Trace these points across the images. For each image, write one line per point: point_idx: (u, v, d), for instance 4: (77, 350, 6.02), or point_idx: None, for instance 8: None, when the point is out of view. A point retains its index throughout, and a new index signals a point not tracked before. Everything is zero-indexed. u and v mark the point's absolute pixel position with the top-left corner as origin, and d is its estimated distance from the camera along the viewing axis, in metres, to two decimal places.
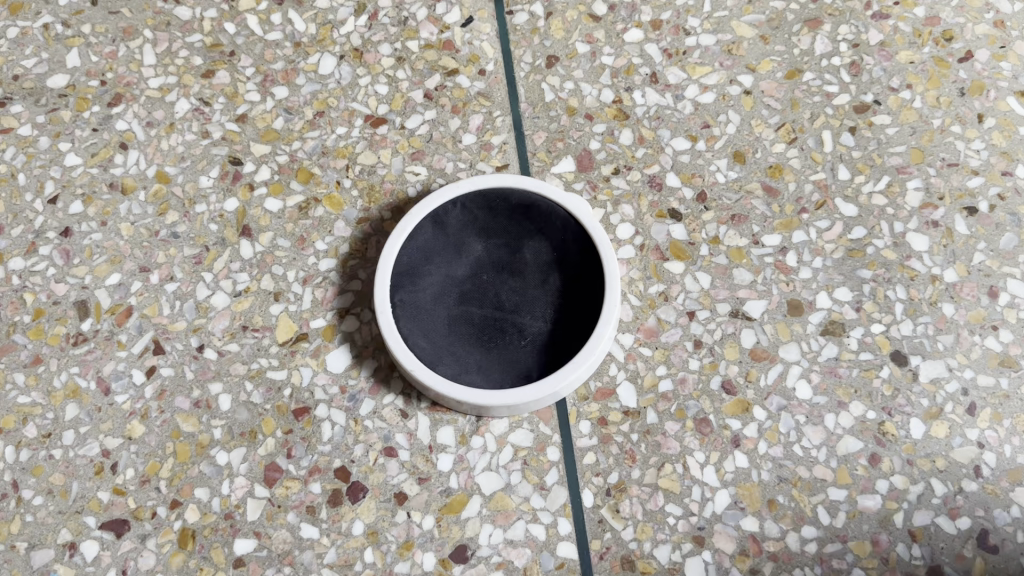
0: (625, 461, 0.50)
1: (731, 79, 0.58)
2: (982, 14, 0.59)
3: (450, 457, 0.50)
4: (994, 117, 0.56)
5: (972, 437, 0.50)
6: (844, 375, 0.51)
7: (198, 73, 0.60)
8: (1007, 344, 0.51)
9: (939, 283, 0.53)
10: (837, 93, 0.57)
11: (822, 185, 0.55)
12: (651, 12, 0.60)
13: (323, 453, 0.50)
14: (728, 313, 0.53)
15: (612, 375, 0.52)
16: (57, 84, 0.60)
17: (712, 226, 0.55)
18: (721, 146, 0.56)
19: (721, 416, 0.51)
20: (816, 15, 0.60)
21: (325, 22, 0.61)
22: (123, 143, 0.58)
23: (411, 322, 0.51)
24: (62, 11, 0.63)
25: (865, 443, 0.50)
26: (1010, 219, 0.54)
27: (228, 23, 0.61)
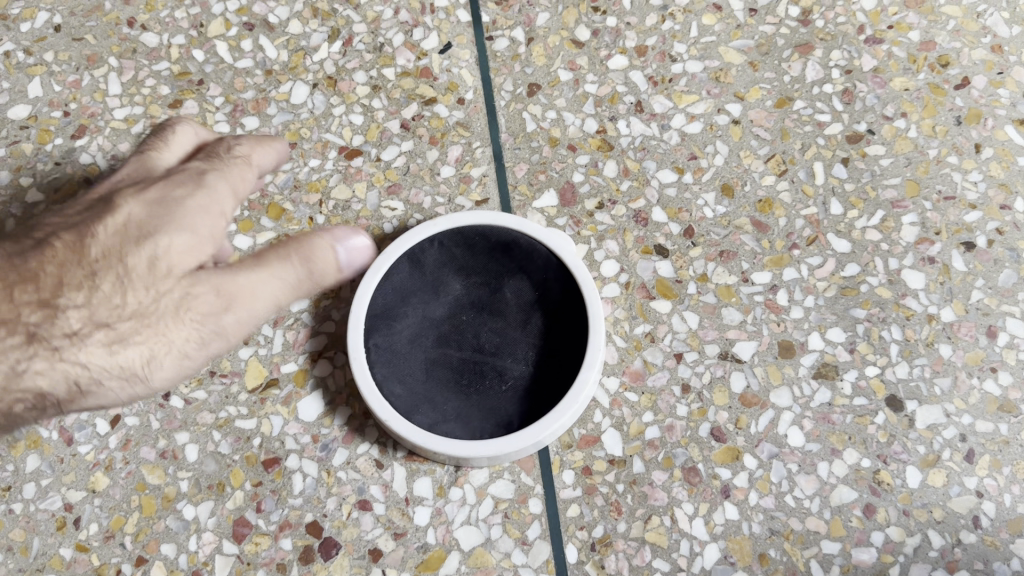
0: (611, 513, 0.48)
1: (719, 107, 0.56)
2: (979, 38, 0.57)
3: (428, 510, 0.48)
4: (992, 147, 0.55)
5: (971, 486, 0.48)
6: (838, 421, 0.49)
7: (165, 103, 0.57)
8: (1006, 388, 0.50)
9: (936, 322, 0.51)
10: (829, 122, 0.55)
11: (814, 220, 0.53)
12: (636, 37, 0.58)
13: (294, 507, 0.49)
14: (717, 355, 0.51)
15: (597, 422, 0.50)
16: (19, 115, 0.58)
17: (700, 262, 0.52)
18: (709, 179, 0.54)
19: (710, 466, 0.49)
20: (807, 40, 0.57)
21: (297, 49, 0.59)
22: (87, 178, 0.56)
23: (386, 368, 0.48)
24: (24, 39, 0.60)
25: (860, 493, 0.48)
26: (1008, 255, 0.52)
27: (196, 50, 0.59)
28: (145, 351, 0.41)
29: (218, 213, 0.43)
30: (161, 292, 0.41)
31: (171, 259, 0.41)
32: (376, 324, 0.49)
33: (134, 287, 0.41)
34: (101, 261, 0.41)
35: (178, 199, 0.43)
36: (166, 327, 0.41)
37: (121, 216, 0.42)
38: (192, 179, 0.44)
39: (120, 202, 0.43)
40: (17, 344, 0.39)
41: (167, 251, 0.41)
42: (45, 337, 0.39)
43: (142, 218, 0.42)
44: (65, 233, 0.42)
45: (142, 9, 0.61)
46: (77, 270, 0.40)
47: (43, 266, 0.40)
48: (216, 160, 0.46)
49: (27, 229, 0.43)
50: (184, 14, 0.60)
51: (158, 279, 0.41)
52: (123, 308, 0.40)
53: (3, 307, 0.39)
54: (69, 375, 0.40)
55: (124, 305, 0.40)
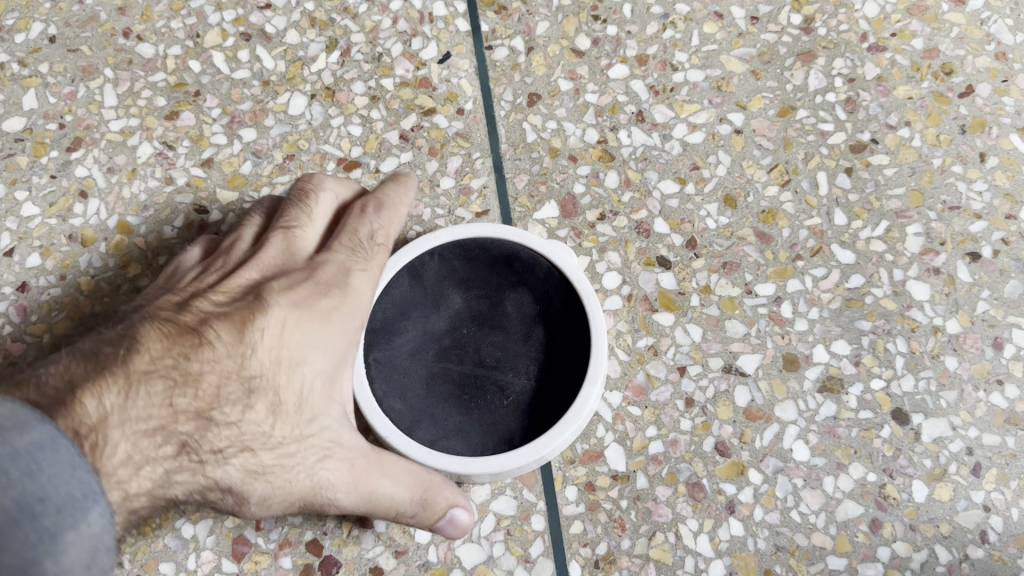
0: (614, 530, 0.48)
1: (721, 117, 0.55)
2: (983, 46, 0.57)
3: (429, 528, 0.48)
4: (997, 156, 0.54)
5: (978, 500, 0.47)
6: (843, 435, 0.49)
7: (161, 115, 0.57)
8: (1012, 400, 0.49)
9: (942, 334, 0.50)
10: (832, 131, 0.55)
11: (818, 231, 0.52)
12: (637, 46, 0.58)
13: (294, 525, 0.48)
14: (721, 369, 0.50)
15: (600, 437, 0.49)
16: (14, 127, 0.58)
17: (703, 274, 0.52)
18: (711, 189, 0.54)
19: (715, 481, 0.48)
20: (810, 48, 0.57)
21: (295, 59, 0.58)
22: (83, 191, 0.55)
23: (385, 383, 0.47)
24: (19, 50, 0.60)
25: (865, 508, 0.47)
26: (1014, 266, 0.52)
27: (193, 60, 0.58)
28: (272, 489, 0.43)
29: (358, 324, 0.46)
30: (305, 434, 0.44)
31: (318, 376, 0.44)
32: (375, 339, 0.48)
33: (282, 422, 0.43)
34: (256, 381, 0.43)
35: (327, 308, 0.46)
36: (295, 473, 0.43)
37: (276, 315, 0.44)
38: (341, 281, 0.47)
39: (272, 298, 0.45)
40: (172, 454, 0.39)
41: (317, 372, 0.44)
42: (194, 450, 0.40)
43: (296, 325, 0.44)
44: (224, 331, 0.43)
45: (137, 19, 0.60)
46: (228, 382, 0.42)
47: (203, 372, 0.41)
48: (360, 254, 0.48)
49: (175, 313, 0.44)
50: (180, 24, 0.59)
51: (311, 390, 0.44)
52: (269, 437, 0.43)
53: (162, 410, 0.39)
54: (201, 489, 0.41)
55: (270, 437, 0.43)
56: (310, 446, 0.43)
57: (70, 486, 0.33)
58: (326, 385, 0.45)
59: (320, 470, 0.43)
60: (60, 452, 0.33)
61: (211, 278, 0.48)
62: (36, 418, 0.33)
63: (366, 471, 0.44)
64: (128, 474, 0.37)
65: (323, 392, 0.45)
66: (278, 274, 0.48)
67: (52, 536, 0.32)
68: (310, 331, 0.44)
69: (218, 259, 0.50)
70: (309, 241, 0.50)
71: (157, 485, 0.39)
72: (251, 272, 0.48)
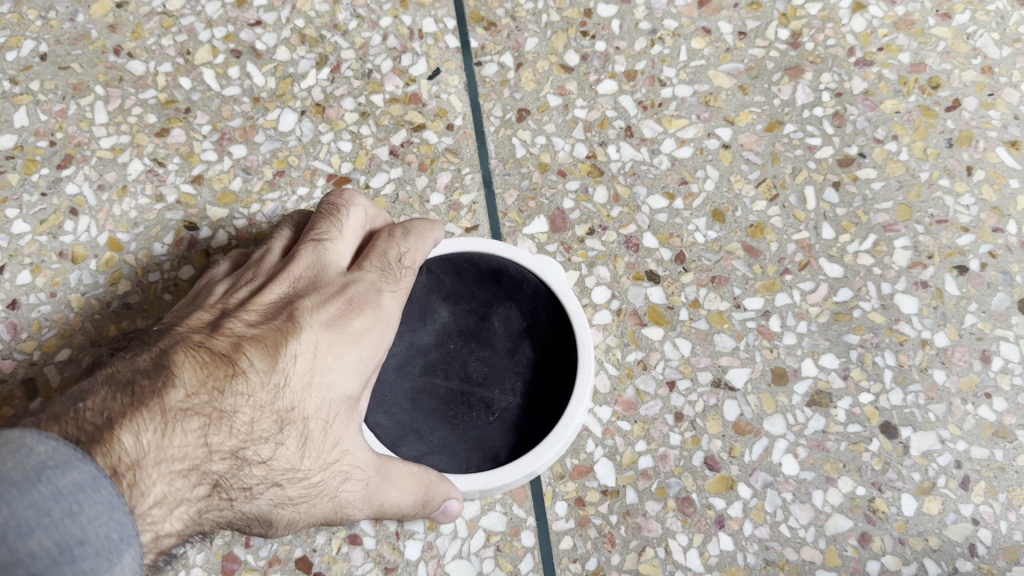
0: (604, 545, 0.48)
1: (709, 132, 0.56)
2: (969, 60, 0.57)
3: (419, 544, 0.48)
4: (983, 170, 0.54)
5: (967, 513, 0.47)
6: (832, 449, 0.49)
7: (152, 132, 0.57)
8: (1000, 414, 0.49)
9: (930, 347, 0.50)
10: (820, 146, 0.55)
11: (806, 245, 0.53)
12: (625, 62, 0.58)
13: (283, 542, 0.48)
14: (710, 383, 0.50)
15: (590, 452, 0.49)
16: (5, 145, 0.58)
17: (692, 288, 0.52)
18: (700, 204, 0.54)
19: (704, 496, 0.48)
20: (797, 63, 0.57)
21: (285, 76, 0.58)
22: (73, 208, 0.56)
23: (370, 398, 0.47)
24: (10, 67, 0.60)
25: (855, 522, 0.47)
26: (1002, 279, 0.52)
27: (183, 77, 0.59)
28: (298, 516, 0.42)
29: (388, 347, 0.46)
30: (330, 464, 0.42)
31: (348, 399, 0.43)
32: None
33: (310, 452, 0.42)
34: (288, 412, 0.41)
35: (359, 329, 0.44)
36: (319, 501, 0.42)
37: (308, 339, 0.43)
38: (372, 302, 0.46)
39: (303, 320, 0.44)
40: (206, 493, 0.37)
41: (348, 396, 0.43)
42: (226, 487, 0.38)
43: (329, 350, 0.43)
44: (257, 358, 0.41)
45: (128, 36, 0.60)
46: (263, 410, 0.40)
47: (238, 405, 0.39)
48: (391, 275, 0.48)
49: (206, 336, 0.42)
50: (170, 41, 0.60)
51: (343, 414, 0.43)
52: (298, 470, 0.41)
53: (199, 448, 0.37)
54: (229, 523, 0.39)
55: (297, 468, 0.41)
56: (337, 469, 0.42)
57: (108, 528, 0.31)
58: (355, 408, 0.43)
59: (342, 495, 0.43)
60: (100, 492, 0.31)
61: (241, 295, 0.47)
62: (78, 456, 0.32)
63: (379, 487, 0.43)
64: (159, 515, 0.35)
65: (351, 416, 0.43)
66: (308, 291, 0.46)
67: None
68: (342, 356, 0.43)
69: (246, 274, 0.49)
70: (340, 256, 0.49)
71: (188, 525, 0.37)
72: (280, 288, 0.47)
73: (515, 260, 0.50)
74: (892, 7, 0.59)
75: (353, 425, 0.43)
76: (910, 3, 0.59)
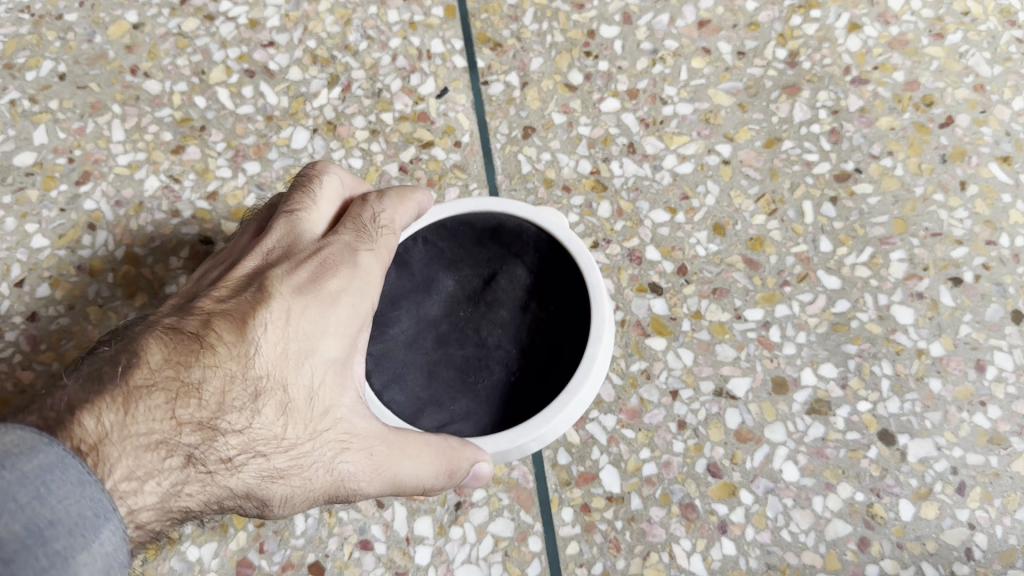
0: (610, 550, 0.49)
1: (709, 148, 0.57)
2: (962, 78, 0.59)
3: (428, 549, 0.49)
4: (976, 185, 0.56)
5: (963, 518, 0.48)
6: (831, 456, 0.50)
7: (167, 149, 0.59)
8: (995, 421, 0.50)
9: (926, 357, 0.52)
10: (817, 162, 0.56)
11: (804, 257, 0.54)
12: (627, 81, 0.60)
13: (296, 548, 0.50)
14: (712, 392, 0.51)
15: (595, 459, 0.51)
16: (24, 162, 0.59)
17: (694, 299, 0.53)
18: (701, 218, 0.55)
19: (707, 502, 0.49)
20: (794, 81, 0.59)
21: (297, 95, 0.60)
22: (91, 223, 0.57)
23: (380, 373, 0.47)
24: (29, 86, 0.62)
25: (854, 527, 0.49)
26: (995, 290, 0.53)
27: (198, 96, 0.60)
28: (293, 489, 0.42)
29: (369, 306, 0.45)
30: (320, 431, 0.42)
31: (335, 365, 0.43)
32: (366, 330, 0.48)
33: (295, 419, 0.41)
34: (264, 380, 0.41)
35: (335, 290, 0.44)
36: (314, 472, 0.42)
37: (280, 305, 0.42)
38: (349, 262, 0.45)
39: (276, 286, 0.43)
40: (179, 464, 0.38)
41: (332, 361, 0.43)
42: (202, 460, 0.38)
43: (304, 313, 0.43)
44: (224, 325, 0.41)
45: (144, 56, 0.62)
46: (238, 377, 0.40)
47: (206, 377, 0.39)
48: (366, 236, 0.47)
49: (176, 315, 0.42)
50: (185, 61, 0.61)
51: (326, 379, 0.42)
52: (283, 439, 0.41)
53: (166, 424, 0.38)
54: (215, 498, 0.39)
55: (283, 437, 0.41)
56: (329, 436, 0.42)
57: (82, 506, 0.32)
58: (339, 372, 0.43)
59: (340, 464, 0.42)
60: (69, 472, 0.32)
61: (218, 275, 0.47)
62: (42, 441, 0.33)
63: (385, 457, 0.43)
64: (131, 488, 0.36)
65: (338, 380, 0.43)
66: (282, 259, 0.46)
67: (65, 559, 0.31)
68: (317, 316, 0.43)
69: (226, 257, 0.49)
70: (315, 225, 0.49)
71: (162, 499, 0.37)
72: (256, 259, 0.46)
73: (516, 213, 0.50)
74: (887, 27, 0.61)
75: (337, 389, 0.43)
76: (904, 24, 0.61)
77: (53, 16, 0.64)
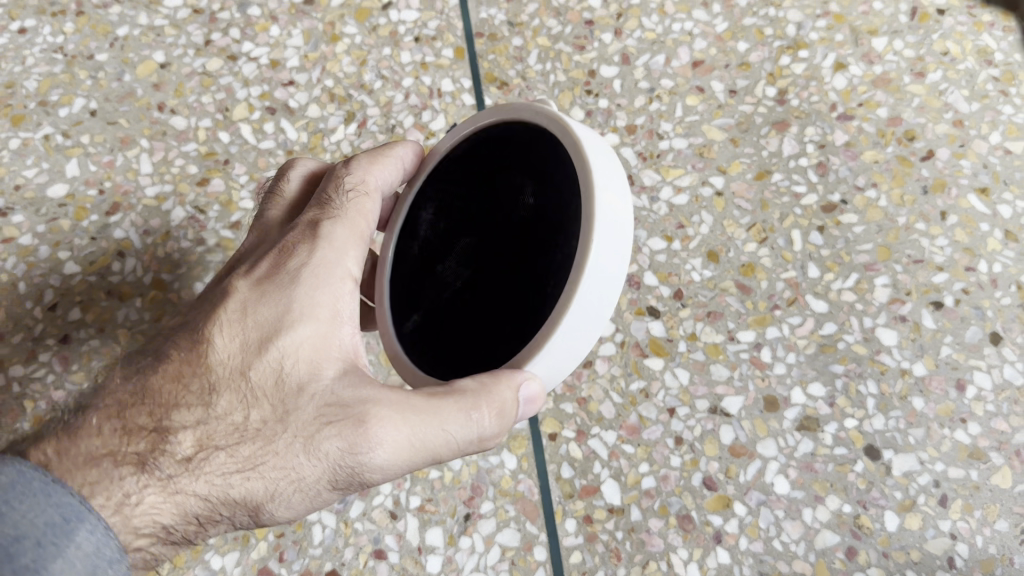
0: (611, 559, 0.51)
1: (703, 180, 0.61)
2: (942, 114, 0.62)
3: (439, 558, 0.52)
4: (956, 215, 0.59)
5: (945, 529, 0.51)
6: (820, 470, 0.53)
7: (193, 181, 0.62)
8: (975, 437, 0.53)
9: (909, 376, 0.55)
10: (805, 193, 0.60)
11: (793, 283, 0.57)
12: (626, 117, 0.63)
13: (314, 556, 0.52)
14: (707, 409, 0.54)
15: (596, 473, 0.54)
16: (57, 194, 0.63)
17: (689, 322, 0.57)
18: (696, 246, 0.59)
19: (703, 513, 0.52)
20: (783, 117, 0.62)
21: (316, 131, 0.63)
22: (121, 251, 0.61)
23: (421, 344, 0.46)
24: (62, 122, 0.65)
25: (842, 537, 0.51)
26: (974, 313, 0.56)
27: (222, 132, 0.64)
28: (273, 482, 0.41)
29: (336, 272, 0.45)
30: (292, 410, 0.41)
31: (305, 340, 0.43)
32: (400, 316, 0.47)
33: (258, 402, 0.42)
34: (219, 373, 0.42)
35: (295, 267, 0.45)
36: (295, 459, 0.41)
37: (237, 297, 0.44)
38: (309, 239, 0.46)
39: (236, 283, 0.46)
40: (130, 472, 0.40)
41: (299, 336, 0.43)
42: (155, 466, 0.41)
43: (257, 300, 0.44)
44: (181, 336, 0.44)
45: (171, 94, 0.66)
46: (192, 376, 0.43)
47: (157, 386, 0.43)
48: (330, 210, 0.48)
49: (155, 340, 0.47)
50: (210, 99, 0.65)
51: (281, 353, 0.42)
52: (246, 427, 0.41)
53: (115, 439, 0.41)
54: (183, 505, 0.41)
55: (247, 424, 0.42)
56: (301, 410, 0.42)
57: (48, 515, 0.38)
58: (298, 343, 0.43)
59: (322, 446, 0.41)
60: (33, 483, 0.38)
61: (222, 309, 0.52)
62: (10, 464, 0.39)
63: (374, 426, 0.41)
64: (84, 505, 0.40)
65: (312, 357, 0.43)
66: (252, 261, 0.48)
67: (35, 567, 0.37)
68: (269, 297, 0.44)
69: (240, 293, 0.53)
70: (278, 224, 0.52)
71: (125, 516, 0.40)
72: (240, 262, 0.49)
73: (473, 121, 0.48)
74: (871, 66, 0.64)
75: (299, 359, 0.42)
76: (887, 63, 0.64)
77: (85, 56, 0.67)
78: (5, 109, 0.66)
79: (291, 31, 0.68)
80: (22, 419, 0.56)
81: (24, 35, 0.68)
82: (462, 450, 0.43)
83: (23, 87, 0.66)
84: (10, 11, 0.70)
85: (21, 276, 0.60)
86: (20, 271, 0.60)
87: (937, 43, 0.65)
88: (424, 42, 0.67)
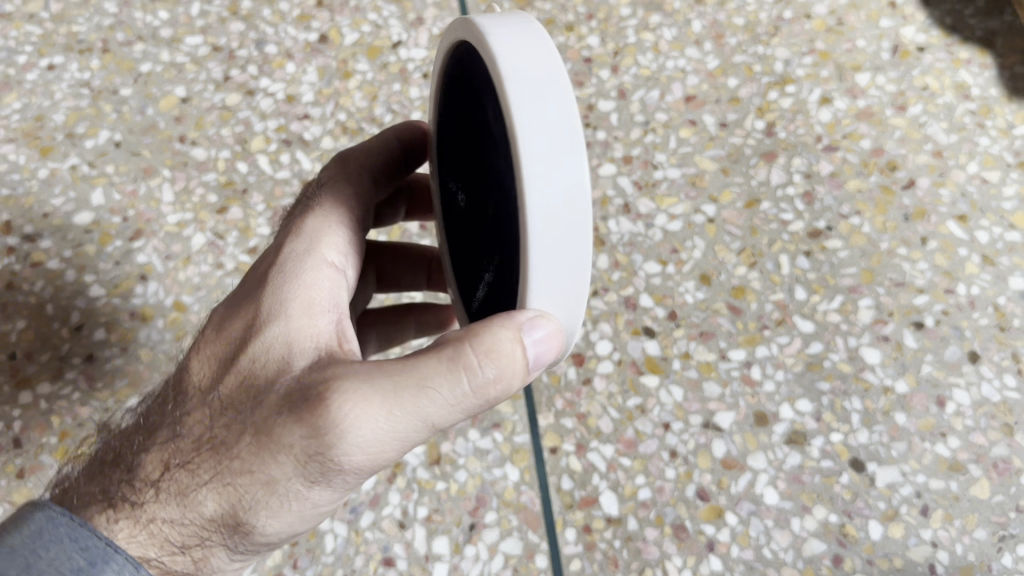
0: (609, 566, 0.54)
1: (696, 208, 0.64)
2: (922, 146, 0.66)
3: (445, 565, 0.55)
4: (936, 240, 0.62)
5: (926, 537, 0.53)
6: (807, 481, 0.55)
7: (213, 209, 0.66)
8: (955, 450, 0.56)
9: (892, 393, 0.58)
10: (792, 220, 0.63)
11: (782, 304, 0.60)
12: (623, 149, 0.67)
13: (326, 564, 0.55)
14: (700, 424, 0.57)
15: (595, 484, 0.56)
16: (83, 221, 0.66)
17: (683, 341, 0.60)
18: (689, 269, 0.62)
19: (696, 522, 0.55)
20: (772, 149, 0.66)
21: (329, 161, 0.67)
22: (143, 275, 0.64)
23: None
24: (88, 153, 0.69)
25: (828, 545, 0.54)
26: (953, 333, 0.59)
27: (240, 162, 0.67)
28: (241, 487, 0.40)
29: (297, 273, 0.45)
30: (254, 409, 0.41)
31: (267, 342, 0.42)
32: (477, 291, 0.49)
33: (219, 411, 0.42)
34: (187, 395, 0.44)
35: (259, 279, 0.46)
36: (256, 456, 0.40)
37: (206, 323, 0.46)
38: (273, 254, 0.47)
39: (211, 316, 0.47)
40: (100, 511, 0.42)
41: (261, 339, 0.42)
42: (123, 500, 0.42)
43: (224, 318, 0.45)
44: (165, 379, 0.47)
45: (191, 127, 0.69)
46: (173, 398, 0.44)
47: (137, 425, 0.45)
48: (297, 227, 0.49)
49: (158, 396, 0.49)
50: (229, 131, 0.69)
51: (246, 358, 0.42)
52: (207, 439, 0.41)
53: (95, 482, 0.44)
54: (154, 534, 0.41)
55: (210, 436, 0.41)
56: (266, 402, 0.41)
57: (75, 560, 0.38)
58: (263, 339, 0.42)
59: (285, 437, 0.39)
60: (61, 529, 0.39)
61: None
62: (39, 511, 0.40)
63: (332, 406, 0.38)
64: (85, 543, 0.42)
65: (275, 355, 0.42)
66: None
67: None
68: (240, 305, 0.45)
69: None
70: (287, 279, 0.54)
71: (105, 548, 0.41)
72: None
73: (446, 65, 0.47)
74: (854, 100, 0.68)
75: (267, 353, 0.42)
76: (870, 97, 0.68)
77: (110, 91, 0.71)
78: (33, 140, 0.69)
79: (305, 68, 0.71)
80: (48, 434, 0.58)
81: (52, 71, 0.72)
82: (463, 411, 0.40)
83: (51, 120, 0.70)
84: (38, 47, 0.73)
85: (48, 299, 0.63)
86: (48, 293, 0.63)
87: (917, 78, 0.69)
88: (431, 78, 0.70)
